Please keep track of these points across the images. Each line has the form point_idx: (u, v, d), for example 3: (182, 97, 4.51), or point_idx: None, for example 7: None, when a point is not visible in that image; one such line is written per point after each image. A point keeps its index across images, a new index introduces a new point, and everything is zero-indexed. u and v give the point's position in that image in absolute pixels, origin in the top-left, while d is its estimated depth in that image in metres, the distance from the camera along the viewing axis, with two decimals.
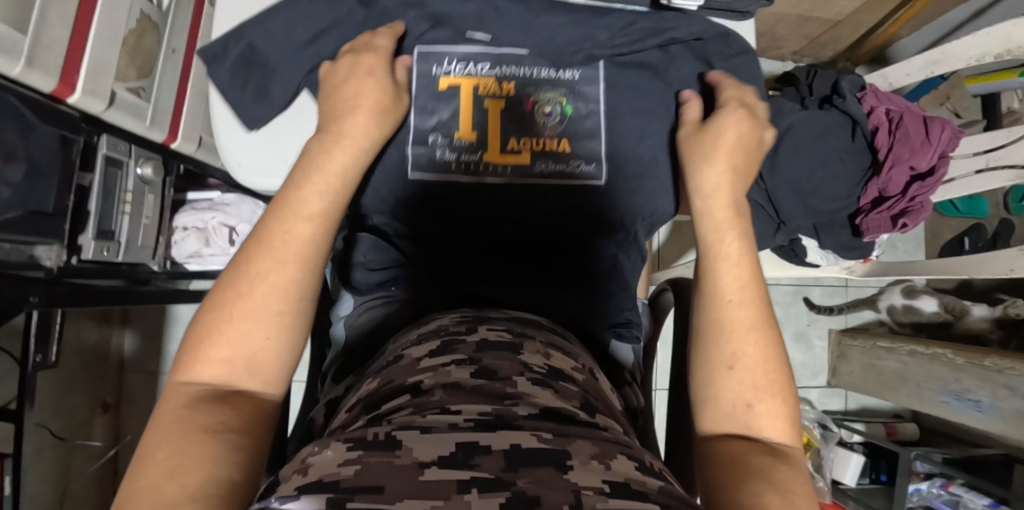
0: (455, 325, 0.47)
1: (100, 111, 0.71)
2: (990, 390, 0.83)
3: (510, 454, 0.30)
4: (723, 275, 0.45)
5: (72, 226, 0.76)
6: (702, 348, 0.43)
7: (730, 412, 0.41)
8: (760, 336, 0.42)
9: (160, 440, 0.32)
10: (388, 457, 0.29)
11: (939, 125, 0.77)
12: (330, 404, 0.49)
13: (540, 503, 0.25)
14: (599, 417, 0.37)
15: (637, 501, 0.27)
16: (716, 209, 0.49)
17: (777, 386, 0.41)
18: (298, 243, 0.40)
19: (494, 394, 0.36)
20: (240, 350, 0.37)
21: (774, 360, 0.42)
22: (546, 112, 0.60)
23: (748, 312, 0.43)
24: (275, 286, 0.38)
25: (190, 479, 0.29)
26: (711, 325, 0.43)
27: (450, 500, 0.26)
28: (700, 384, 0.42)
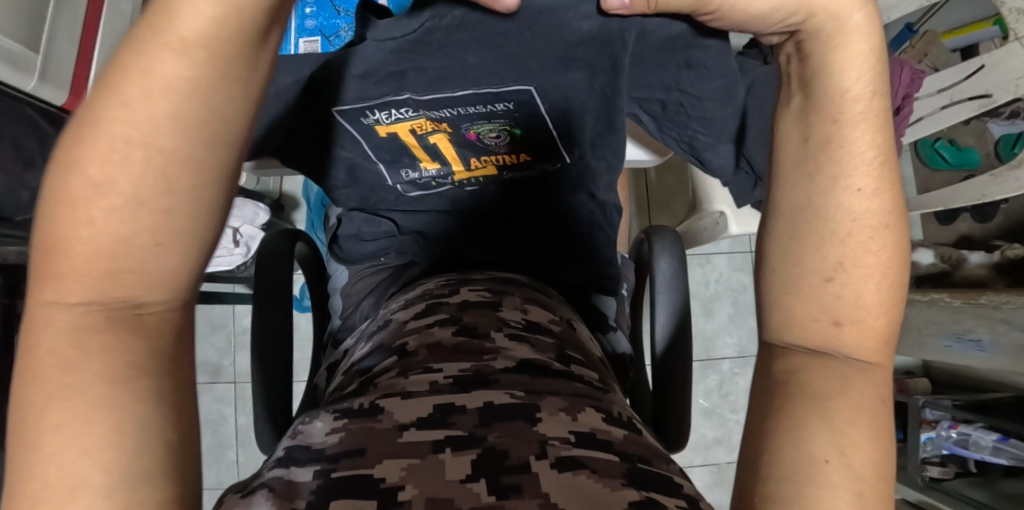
0: (439, 289, 0.49)
1: None
2: (989, 327, 0.79)
3: (485, 411, 0.32)
4: (855, 148, 0.32)
5: None
6: (797, 245, 0.33)
7: (810, 328, 0.32)
8: (884, 238, 0.32)
9: (43, 400, 0.22)
10: (371, 422, 0.31)
11: (898, 65, 0.69)
12: (330, 368, 0.52)
13: (509, 456, 0.28)
14: (573, 367, 0.39)
15: (599, 450, 0.30)
16: (840, 83, 0.32)
17: (885, 304, 0.32)
18: (169, 84, 0.24)
19: (472, 352, 0.38)
20: (120, 234, 0.24)
21: (893, 273, 0.32)
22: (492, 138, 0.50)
23: (874, 207, 0.32)
24: (136, 147, 0.24)
25: (104, 454, 0.22)
26: (816, 219, 0.32)
27: (426, 458, 0.28)
28: (779, 287, 0.33)
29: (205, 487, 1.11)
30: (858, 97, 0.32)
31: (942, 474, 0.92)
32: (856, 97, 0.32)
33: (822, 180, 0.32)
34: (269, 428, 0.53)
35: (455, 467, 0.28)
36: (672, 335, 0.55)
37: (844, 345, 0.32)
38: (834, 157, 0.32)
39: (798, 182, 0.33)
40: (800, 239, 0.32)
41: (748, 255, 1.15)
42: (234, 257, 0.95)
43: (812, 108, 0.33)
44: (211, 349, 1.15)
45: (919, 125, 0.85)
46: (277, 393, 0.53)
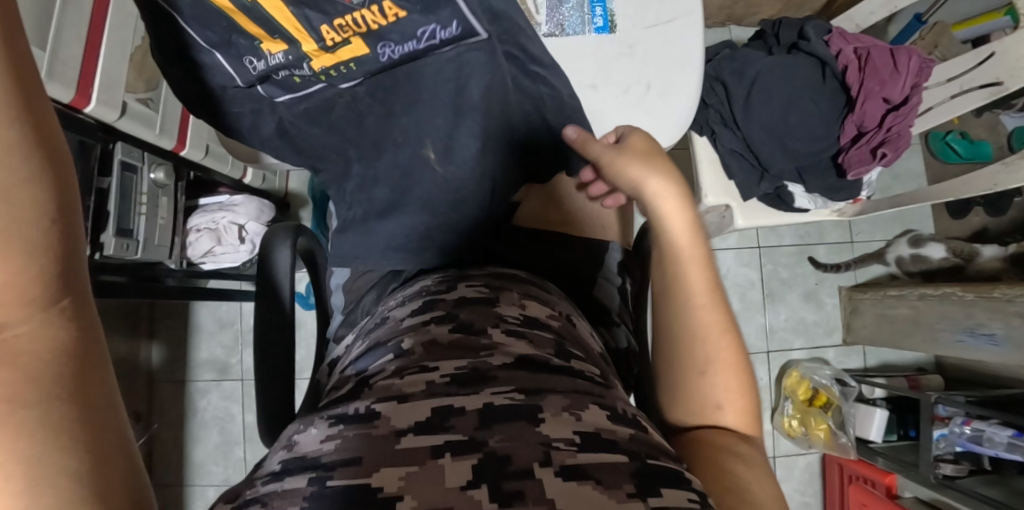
0: (437, 285, 0.48)
1: (113, 122, 0.67)
2: (1003, 321, 0.78)
3: (484, 413, 0.31)
4: (690, 286, 0.44)
5: (93, 224, 0.71)
6: (674, 355, 0.45)
7: (700, 410, 0.44)
8: (730, 339, 0.44)
9: None
10: (368, 428, 0.31)
11: (906, 52, 0.67)
12: (333, 362, 0.52)
13: (510, 462, 0.27)
14: (574, 362, 0.38)
15: (604, 451, 0.29)
16: (674, 241, 0.45)
17: (744, 385, 0.44)
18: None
19: (470, 348, 0.37)
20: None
21: (742, 363, 0.44)
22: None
23: (716, 319, 0.44)
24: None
25: None
26: (683, 336, 0.44)
27: (425, 465, 0.28)
28: (676, 384, 0.45)
29: (213, 484, 1.12)
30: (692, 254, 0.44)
31: (955, 471, 0.90)
32: (686, 248, 0.45)
33: (686, 313, 0.44)
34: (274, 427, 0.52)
35: (455, 473, 0.27)
36: None
37: (730, 411, 0.44)
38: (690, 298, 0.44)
39: (671, 318, 0.45)
40: (680, 364, 0.44)
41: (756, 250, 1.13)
42: (240, 254, 0.95)
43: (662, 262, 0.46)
44: (218, 347, 1.15)
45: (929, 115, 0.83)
46: (280, 393, 0.52)
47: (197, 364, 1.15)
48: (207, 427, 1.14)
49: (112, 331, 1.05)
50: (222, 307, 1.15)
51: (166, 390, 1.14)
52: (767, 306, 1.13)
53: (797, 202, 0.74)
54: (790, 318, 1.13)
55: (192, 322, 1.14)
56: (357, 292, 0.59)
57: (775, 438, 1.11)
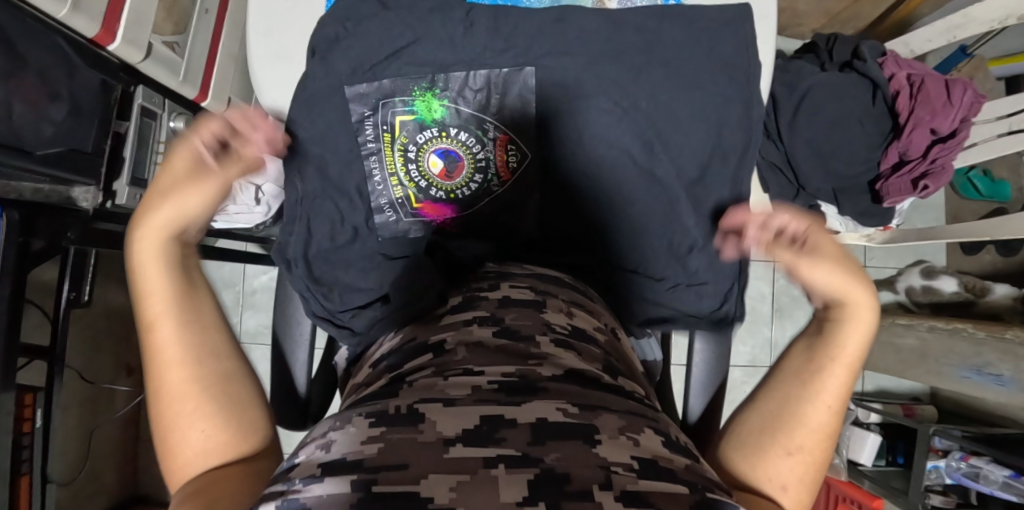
0: (477, 283, 0.47)
1: (137, 63, 0.63)
2: (1012, 363, 0.77)
3: (537, 428, 0.29)
4: (831, 374, 0.41)
5: (107, 170, 0.67)
6: (773, 423, 0.40)
7: (769, 476, 0.39)
8: (829, 444, 0.40)
9: (178, 420, 0.36)
10: (412, 433, 0.29)
11: (961, 86, 0.66)
12: (353, 352, 0.52)
13: (571, 481, 0.26)
14: (618, 380, 0.38)
15: (665, 480, 0.28)
16: (841, 336, 0.42)
17: (811, 485, 0.39)
18: (175, 304, 0.39)
19: (517, 355, 0.36)
20: (209, 464, 0.37)
21: (812, 493, 0.39)
22: (438, 161, 0.53)
23: (830, 419, 0.40)
24: (174, 393, 0.36)
25: (215, 438, 0.37)
26: (793, 399, 0.41)
27: (476, 474, 0.26)
28: (752, 452, 0.40)
29: None
30: (853, 358, 0.41)
31: (943, 503, 0.91)
32: (841, 347, 0.41)
33: (811, 392, 0.40)
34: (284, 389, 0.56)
35: (510, 485, 0.25)
36: None
37: None
38: (820, 377, 0.41)
39: (783, 382, 0.42)
40: (780, 417, 0.40)
41: (771, 264, 1.13)
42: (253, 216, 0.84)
43: (810, 336, 0.44)
44: None
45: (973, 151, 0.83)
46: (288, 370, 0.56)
47: None
48: None
49: (110, 281, 1.03)
50: (226, 266, 1.12)
51: None
52: (776, 320, 1.13)
53: (827, 223, 0.79)
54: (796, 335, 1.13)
55: None
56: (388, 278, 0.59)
57: None
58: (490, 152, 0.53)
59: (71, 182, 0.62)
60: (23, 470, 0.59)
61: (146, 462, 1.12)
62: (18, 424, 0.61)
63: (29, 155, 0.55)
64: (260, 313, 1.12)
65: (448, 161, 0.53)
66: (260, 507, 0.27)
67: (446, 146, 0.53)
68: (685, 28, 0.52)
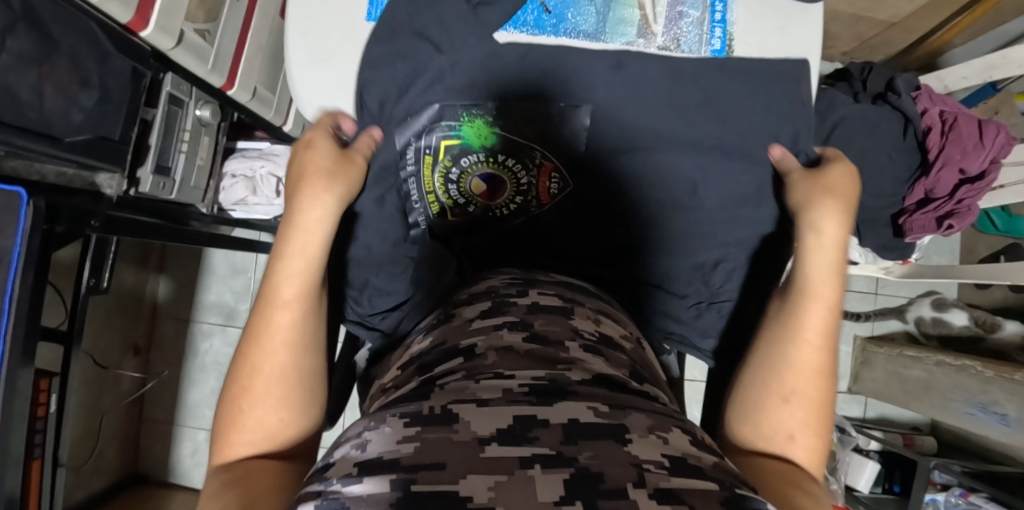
0: (505, 288, 0.47)
1: (168, 50, 0.61)
2: (1018, 404, 0.77)
3: (569, 428, 0.30)
4: (809, 312, 0.46)
5: (132, 157, 0.68)
6: (765, 373, 0.46)
7: (774, 432, 0.45)
8: (824, 381, 0.45)
9: (263, 402, 0.41)
10: (447, 433, 0.30)
11: (993, 128, 0.66)
12: (376, 351, 0.53)
13: (605, 479, 0.26)
14: (644, 386, 0.38)
15: (696, 476, 0.28)
16: (810, 262, 0.47)
17: (818, 425, 0.45)
18: (308, 294, 0.44)
19: (547, 360, 0.37)
20: (265, 447, 0.42)
21: (817, 427, 0.45)
22: (480, 183, 0.55)
23: (819, 358, 0.45)
24: (273, 377, 0.42)
25: (281, 426, 0.42)
26: (776, 346, 0.46)
27: (513, 475, 0.26)
28: (752, 401, 0.46)
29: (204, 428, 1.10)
30: (827, 289, 0.46)
31: None
32: (814, 279, 0.46)
33: (794, 337, 0.46)
34: None
35: (546, 484, 0.26)
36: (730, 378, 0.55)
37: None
38: (799, 315, 0.46)
39: (770, 333, 0.47)
40: (768, 367, 0.46)
41: None
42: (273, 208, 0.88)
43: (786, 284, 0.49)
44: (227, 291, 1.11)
45: (998, 191, 0.83)
46: None
47: (203, 307, 1.11)
48: (205, 371, 1.11)
49: (123, 261, 1.03)
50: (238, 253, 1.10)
51: (168, 327, 1.12)
52: None
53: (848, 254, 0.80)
54: None
55: (202, 261, 1.11)
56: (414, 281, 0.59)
57: None
58: (533, 177, 0.55)
59: (97, 171, 0.62)
60: (35, 455, 0.60)
61: (149, 442, 1.12)
62: (33, 407, 0.61)
63: (56, 142, 0.55)
64: None
65: (491, 183, 0.54)
66: (299, 505, 0.28)
67: (489, 172, 0.54)
68: (739, 78, 0.52)
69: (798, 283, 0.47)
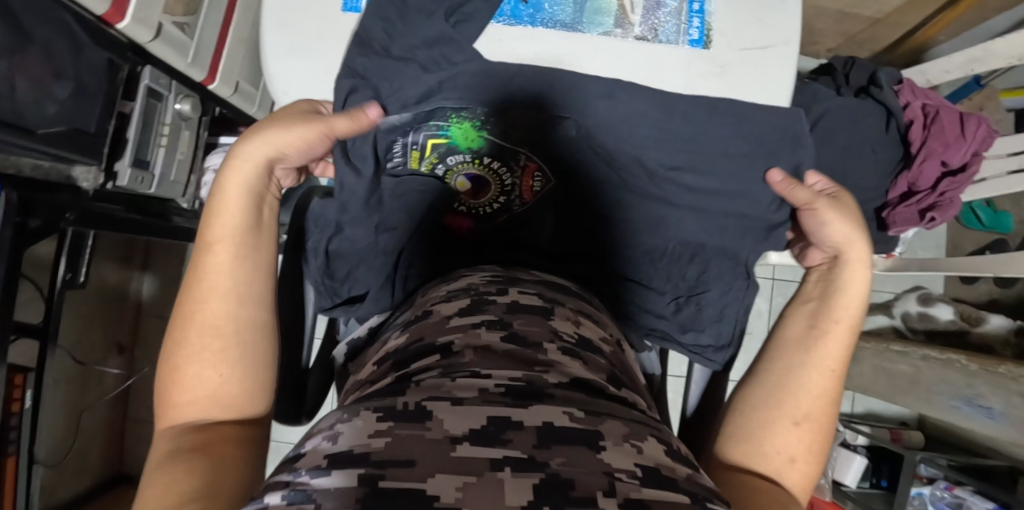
0: (486, 286, 0.46)
1: (145, 43, 0.61)
2: (1003, 397, 0.77)
3: (543, 432, 0.30)
4: (833, 338, 0.45)
5: (109, 150, 0.67)
6: (773, 390, 0.44)
7: (773, 456, 0.42)
8: (832, 407, 0.43)
9: (201, 361, 0.40)
10: (419, 430, 0.30)
11: (974, 121, 0.67)
12: (353, 346, 0.53)
13: (574, 487, 0.26)
14: (624, 391, 0.38)
15: (666, 489, 0.29)
16: (842, 294, 0.47)
17: (815, 451, 0.42)
18: (245, 244, 0.43)
19: (525, 361, 0.36)
20: (205, 411, 0.40)
21: (813, 456, 0.42)
22: (466, 182, 0.55)
23: (833, 382, 0.44)
24: (208, 328, 0.41)
25: (227, 391, 0.40)
26: (793, 364, 0.45)
27: (483, 477, 0.26)
28: (754, 420, 0.43)
29: None
30: (851, 316, 0.46)
31: None
32: (846, 311, 0.46)
33: (812, 357, 0.45)
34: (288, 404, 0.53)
35: (515, 489, 0.26)
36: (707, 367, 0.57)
37: None
38: (821, 340, 0.45)
39: (784, 350, 0.46)
40: (778, 386, 0.44)
41: (769, 282, 1.14)
42: None
43: (807, 306, 0.48)
44: None
45: (982, 185, 0.83)
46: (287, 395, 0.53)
47: None
48: None
49: (105, 257, 1.02)
50: None
51: (152, 325, 1.11)
52: None
53: None
54: None
55: (187, 259, 1.10)
56: None
57: None
58: (517, 177, 0.56)
59: (73, 163, 0.61)
60: None
61: (133, 440, 1.11)
62: (6, 403, 0.60)
63: (29, 133, 0.54)
64: None
65: (475, 182, 0.56)
66: (266, 494, 0.27)
67: (475, 173, 0.55)
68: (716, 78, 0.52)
69: (823, 305, 0.47)
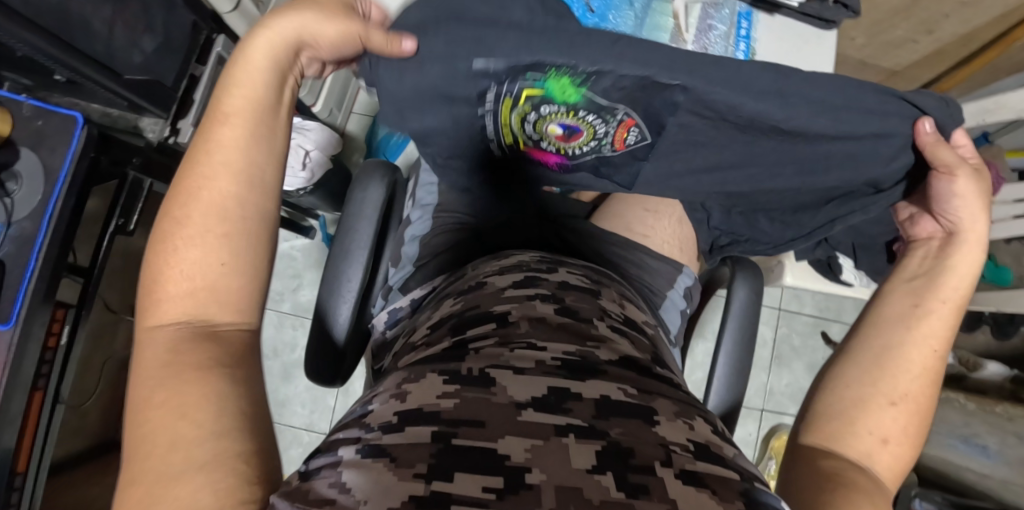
0: (537, 263, 0.51)
1: (226, 12, 0.76)
2: (999, 437, 0.82)
3: (601, 404, 0.32)
4: (931, 322, 0.48)
5: (177, 108, 0.76)
6: (875, 367, 0.47)
7: (864, 436, 0.44)
8: (927, 389, 0.46)
9: (196, 246, 0.35)
10: (485, 394, 0.31)
11: None
12: (395, 313, 0.58)
13: (634, 456, 0.28)
14: (666, 370, 0.40)
15: (716, 463, 0.30)
16: (944, 278, 0.50)
17: (910, 435, 0.44)
18: (260, 122, 0.40)
19: (578, 334, 0.39)
20: (197, 305, 0.35)
21: (909, 440, 0.44)
22: (557, 128, 0.52)
23: (928, 366, 0.47)
24: (213, 208, 0.37)
25: (225, 286, 0.36)
26: (889, 347, 0.47)
27: (549, 441, 0.28)
28: (851, 392, 0.46)
29: None
30: (956, 300, 0.48)
31: None
32: (949, 297, 0.48)
33: (909, 338, 0.47)
34: (321, 359, 0.61)
35: (580, 454, 0.28)
36: (729, 366, 0.61)
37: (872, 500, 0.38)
38: (922, 321, 0.48)
39: (888, 331, 0.49)
40: (874, 363, 0.47)
41: (776, 311, 1.17)
42: (296, 180, 0.89)
43: (915, 284, 0.51)
44: None
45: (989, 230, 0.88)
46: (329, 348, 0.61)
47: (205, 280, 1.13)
48: None
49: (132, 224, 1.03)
50: None
51: None
52: (774, 367, 1.16)
53: (842, 275, 0.84)
54: (791, 384, 1.16)
55: None
56: (436, 248, 0.65)
57: None
58: (611, 129, 0.52)
59: (144, 112, 0.72)
60: (39, 385, 0.61)
61: None
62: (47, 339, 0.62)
63: (118, 77, 0.64)
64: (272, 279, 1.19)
65: (567, 130, 0.52)
66: (340, 446, 0.30)
67: (567, 122, 0.50)
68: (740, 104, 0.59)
69: (927, 288, 0.50)
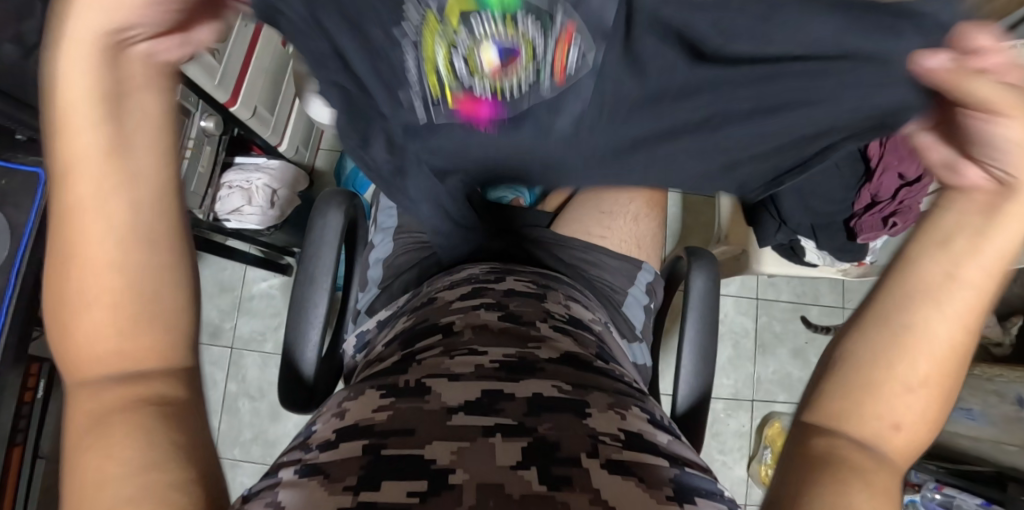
0: (485, 274, 0.52)
1: None
2: (979, 398, 0.84)
3: (532, 402, 0.33)
4: (1003, 231, 0.31)
5: None
6: (896, 303, 0.32)
7: (869, 416, 0.29)
8: (971, 337, 0.31)
9: (75, 302, 0.30)
10: (418, 403, 0.32)
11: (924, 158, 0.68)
12: (362, 338, 0.58)
13: (560, 448, 0.29)
14: (609, 363, 0.42)
15: (646, 450, 0.31)
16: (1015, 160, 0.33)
17: (935, 408, 0.30)
18: (108, 123, 0.33)
19: (518, 337, 0.40)
20: (115, 364, 0.30)
21: (934, 415, 0.30)
22: (492, 56, 0.40)
23: (978, 300, 0.31)
24: (87, 254, 0.31)
25: (125, 336, 0.30)
26: (927, 273, 0.32)
27: (475, 442, 0.29)
28: (856, 342, 0.31)
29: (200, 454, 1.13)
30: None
31: None
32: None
33: (960, 258, 0.31)
34: (293, 393, 0.61)
35: (505, 451, 0.28)
36: (693, 355, 0.62)
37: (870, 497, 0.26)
38: (977, 229, 0.32)
39: (929, 253, 0.32)
40: (907, 295, 0.31)
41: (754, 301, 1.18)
42: (267, 217, 0.93)
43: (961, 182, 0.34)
44: (215, 310, 1.20)
45: None
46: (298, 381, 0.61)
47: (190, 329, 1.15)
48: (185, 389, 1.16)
49: None
50: (226, 270, 1.21)
51: None
52: (758, 355, 1.16)
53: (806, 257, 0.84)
54: (778, 371, 1.16)
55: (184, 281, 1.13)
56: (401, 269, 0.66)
57: (748, 485, 1.11)
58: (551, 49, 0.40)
59: None
60: None
61: None
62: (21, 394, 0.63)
63: None
64: (254, 320, 1.20)
65: (504, 56, 0.41)
66: (279, 470, 0.30)
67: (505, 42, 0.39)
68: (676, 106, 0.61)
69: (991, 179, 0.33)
